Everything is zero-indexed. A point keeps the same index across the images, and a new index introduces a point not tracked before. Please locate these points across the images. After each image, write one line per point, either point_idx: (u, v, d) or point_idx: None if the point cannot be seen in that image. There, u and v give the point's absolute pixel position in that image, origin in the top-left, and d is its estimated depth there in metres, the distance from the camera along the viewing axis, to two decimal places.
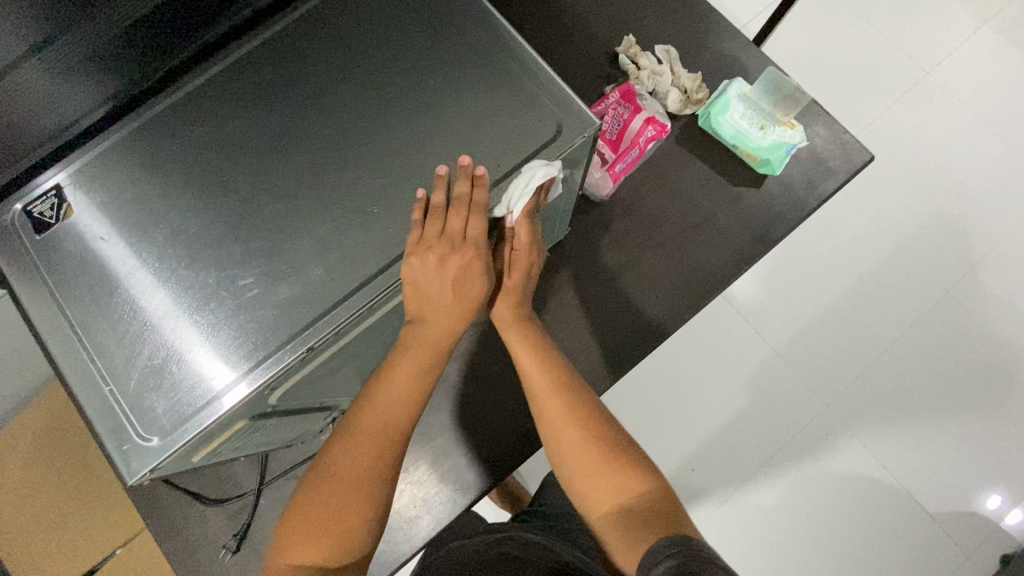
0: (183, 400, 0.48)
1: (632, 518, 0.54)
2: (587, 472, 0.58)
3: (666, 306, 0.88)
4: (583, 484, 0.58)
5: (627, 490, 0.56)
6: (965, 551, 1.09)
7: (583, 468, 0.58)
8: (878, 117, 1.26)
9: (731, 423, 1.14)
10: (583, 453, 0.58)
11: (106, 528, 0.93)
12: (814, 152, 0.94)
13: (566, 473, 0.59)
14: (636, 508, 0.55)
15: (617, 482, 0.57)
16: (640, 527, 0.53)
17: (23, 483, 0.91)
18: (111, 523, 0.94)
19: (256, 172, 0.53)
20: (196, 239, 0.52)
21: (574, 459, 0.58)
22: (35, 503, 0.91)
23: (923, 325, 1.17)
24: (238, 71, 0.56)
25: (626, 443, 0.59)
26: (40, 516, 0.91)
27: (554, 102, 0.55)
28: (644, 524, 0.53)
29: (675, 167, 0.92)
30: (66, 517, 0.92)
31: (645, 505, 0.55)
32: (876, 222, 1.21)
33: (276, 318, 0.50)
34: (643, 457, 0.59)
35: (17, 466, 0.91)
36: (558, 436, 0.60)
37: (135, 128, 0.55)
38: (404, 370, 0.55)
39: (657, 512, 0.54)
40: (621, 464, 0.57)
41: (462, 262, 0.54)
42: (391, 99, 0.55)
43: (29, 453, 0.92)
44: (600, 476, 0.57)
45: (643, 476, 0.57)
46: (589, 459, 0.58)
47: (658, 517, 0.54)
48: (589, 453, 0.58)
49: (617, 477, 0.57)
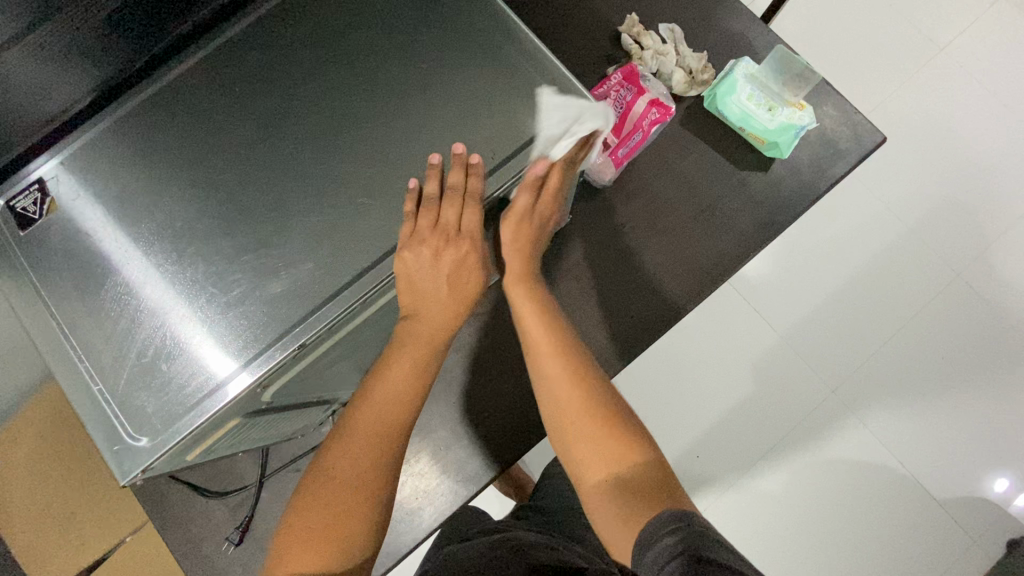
0: (175, 400, 0.47)
1: (628, 490, 0.53)
2: (586, 441, 0.57)
3: (670, 296, 0.86)
4: (579, 454, 0.57)
5: (624, 463, 0.55)
6: (971, 535, 1.07)
7: (582, 437, 0.57)
8: (890, 95, 1.22)
9: (737, 410, 1.13)
10: (582, 422, 0.57)
11: (107, 526, 0.93)
12: (824, 135, 0.91)
13: (564, 441, 0.59)
14: (633, 480, 0.54)
15: (616, 454, 0.56)
16: (636, 498, 0.52)
17: (26, 479, 0.91)
18: (111, 521, 0.94)
19: (242, 163, 0.51)
20: (183, 233, 0.50)
21: (573, 428, 0.58)
22: (40, 500, 0.92)
23: (933, 309, 1.15)
24: (222, 57, 0.54)
25: (627, 417, 0.58)
26: (44, 512, 0.92)
27: (550, 87, 0.53)
28: (641, 496, 0.52)
29: (679, 152, 0.90)
30: (69, 514, 0.92)
31: (643, 479, 0.54)
32: (886, 204, 1.18)
33: (267, 314, 0.48)
34: (644, 430, 0.58)
35: (19, 464, 0.91)
36: (557, 404, 0.59)
37: (118, 119, 0.53)
38: (400, 368, 0.54)
39: (654, 486, 0.53)
40: (620, 435, 0.57)
41: (456, 255, 0.53)
42: (381, 86, 0.53)
43: (30, 449, 0.91)
44: (597, 446, 0.56)
45: (643, 448, 0.56)
46: (589, 428, 0.57)
47: (655, 489, 0.53)
48: (588, 422, 0.57)
49: (615, 448, 0.56)
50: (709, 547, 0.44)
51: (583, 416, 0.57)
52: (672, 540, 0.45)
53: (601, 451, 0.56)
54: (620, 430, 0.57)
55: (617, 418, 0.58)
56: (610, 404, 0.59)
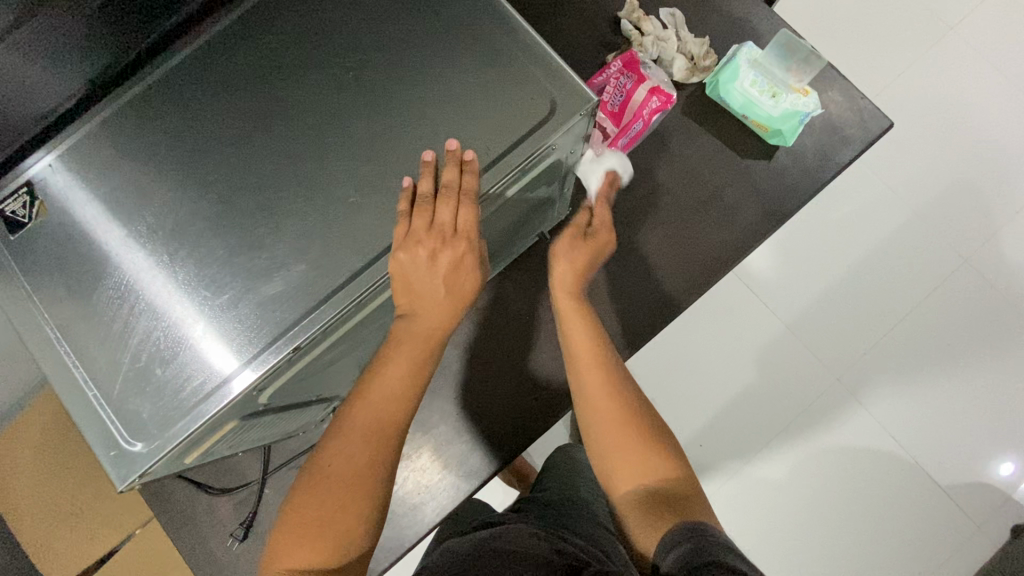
0: (170, 405, 0.47)
1: (657, 500, 0.54)
2: (622, 449, 0.57)
3: (673, 288, 0.85)
4: (614, 461, 0.57)
5: (655, 472, 0.55)
6: (976, 522, 1.07)
7: (616, 444, 0.57)
8: (898, 77, 1.19)
9: (740, 399, 1.12)
10: (618, 429, 0.57)
11: (111, 524, 0.94)
12: (829, 120, 0.88)
13: (597, 447, 0.58)
14: (664, 491, 0.54)
15: (651, 465, 0.56)
16: (666, 509, 0.52)
17: (31, 478, 0.92)
18: (115, 520, 0.94)
19: (231, 163, 0.50)
20: (174, 235, 0.50)
21: (607, 435, 0.57)
22: (44, 499, 0.92)
23: (940, 294, 1.13)
24: (208, 54, 0.52)
25: (659, 425, 0.59)
26: (49, 511, 0.92)
27: (547, 79, 0.51)
28: (676, 507, 0.52)
29: (681, 140, 0.88)
30: (72, 513, 0.93)
31: (675, 492, 0.54)
32: (893, 189, 1.16)
33: (261, 317, 0.48)
34: (675, 440, 0.58)
35: (25, 463, 0.92)
36: (594, 410, 0.59)
37: (104, 119, 0.52)
38: (395, 367, 0.53)
39: (681, 497, 0.54)
40: (653, 444, 0.57)
41: (453, 256, 0.51)
42: (372, 82, 0.51)
43: (34, 448, 0.92)
44: (631, 454, 0.56)
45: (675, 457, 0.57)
46: (625, 436, 0.57)
47: (686, 502, 0.53)
48: (623, 429, 0.57)
49: (647, 455, 0.56)
50: (721, 552, 0.44)
51: (620, 423, 0.57)
52: (685, 544, 0.46)
53: (634, 459, 0.56)
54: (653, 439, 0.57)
55: (651, 430, 0.58)
56: (646, 413, 0.59)
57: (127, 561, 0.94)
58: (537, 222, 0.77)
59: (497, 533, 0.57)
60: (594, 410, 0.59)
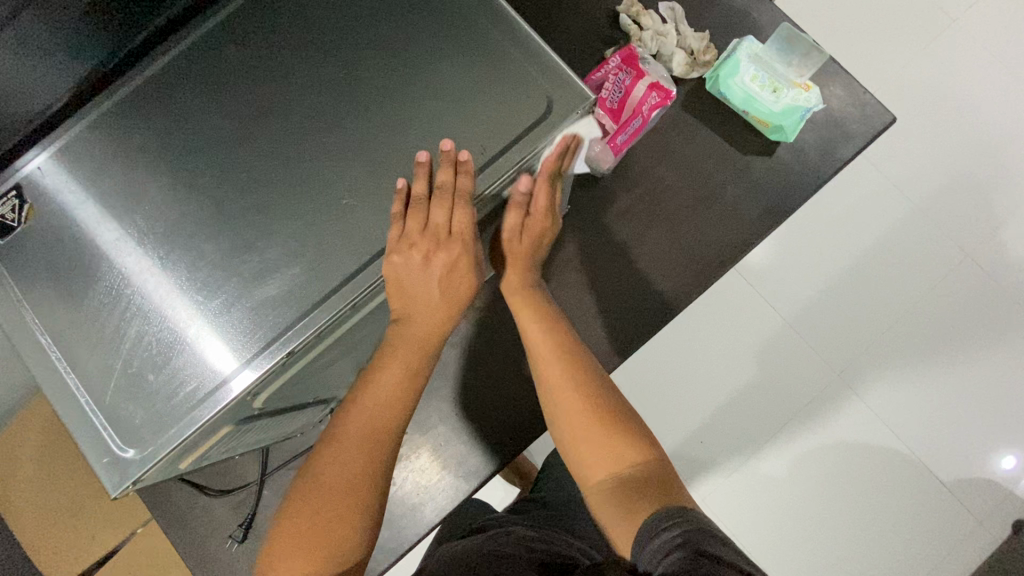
0: (163, 411, 0.46)
1: (629, 487, 0.53)
2: (588, 438, 0.57)
3: (672, 286, 0.84)
4: (583, 452, 0.57)
5: (624, 461, 0.55)
6: (978, 518, 1.07)
7: (583, 437, 0.57)
8: (901, 70, 1.18)
9: (741, 396, 1.12)
10: (583, 422, 0.58)
11: (111, 525, 0.94)
12: (831, 115, 0.87)
13: (568, 443, 0.59)
14: (635, 476, 0.54)
15: (619, 452, 0.56)
16: (636, 493, 0.52)
17: (29, 480, 0.92)
18: (113, 521, 0.94)
19: (223, 165, 0.50)
20: (165, 238, 0.49)
21: (575, 428, 0.58)
22: (43, 501, 0.92)
23: (943, 289, 1.12)
24: (198, 54, 0.52)
25: (627, 414, 0.59)
26: (48, 513, 0.92)
27: (543, 77, 0.51)
28: (646, 490, 0.52)
29: (681, 137, 0.87)
30: (71, 515, 0.92)
31: (646, 476, 0.54)
32: (895, 184, 1.15)
33: (255, 322, 0.47)
34: (644, 428, 0.58)
35: (23, 465, 0.92)
36: (562, 405, 0.59)
37: (94, 121, 0.51)
38: (391, 371, 0.53)
39: (653, 482, 0.53)
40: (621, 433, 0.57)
41: (448, 258, 0.52)
42: (365, 81, 0.50)
43: (32, 450, 0.92)
44: (599, 446, 0.57)
45: (643, 444, 0.56)
46: (589, 425, 0.57)
47: (657, 486, 0.53)
48: (589, 420, 0.58)
49: (616, 444, 0.56)
50: (708, 541, 0.43)
51: (586, 415, 0.58)
52: (671, 535, 0.45)
53: (603, 450, 0.56)
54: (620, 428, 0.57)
55: (617, 417, 0.58)
56: (612, 403, 0.59)
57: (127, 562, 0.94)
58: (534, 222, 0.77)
59: (495, 535, 0.56)
60: (562, 406, 0.59)
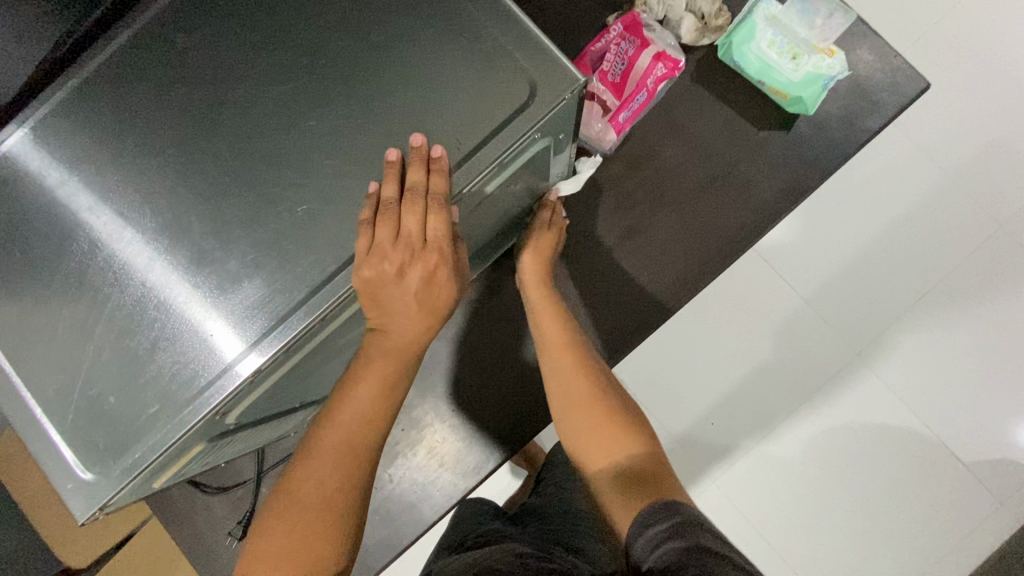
0: (126, 433, 0.44)
1: (626, 476, 0.51)
2: (590, 426, 0.56)
3: (679, 274, 0.79)
4: (583, 440, 0.56)
5: (623, 449, 0.54)
6: (1000, 500, 1.00)
7: (584, 423, 0.56)
8: (940, 19, 1.05)
9: (754, 377, 1.04)
10: (587, 408, 0.57)
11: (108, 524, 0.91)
12: (857, 83, 0.80)
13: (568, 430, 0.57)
14: (633, 468, 0.51)
15: (617, 442, 0.54)
16: (632, 486, 0.49)
17: (25, 479, 0.90)
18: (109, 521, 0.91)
19: (178, 166, 0.45)
20: (119, 249, 0.45)
21: (576, 416, 0.57)
22: (40, 499, 0.91)
23: (974, 260, 1.03)
24: (144, 39, 0.46)
25: (628, 405, 0.58)
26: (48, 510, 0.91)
27: (525, 57, 0.45)
28: (642, 481, 0.49)
29: (690, 112, 0.81)
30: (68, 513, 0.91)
31: (644, 466, 0.51)
32: (926, 147, 1.05)
33: (220, 341, 0.44)
34: (645, 420, 0.57)
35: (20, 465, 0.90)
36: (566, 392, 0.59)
37: (42, 117, 0.46)
38: (369, 385, 0.48)
39: (651, 472, 0.51)
40: (619, 420, 0.56)
41: (424, 269, 0.46)
42: (330, 68, 0.45)
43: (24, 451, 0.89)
44: (600, 434, 0.55)
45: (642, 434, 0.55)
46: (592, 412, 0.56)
47: (654, 477, 0.50)
48: (591, 404, 0.57)
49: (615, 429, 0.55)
50: (702, 534, 0.40)
51: (588, 399, 0.58)
52: (662, 527, 0.42)
53: (602, 437, 0.55)
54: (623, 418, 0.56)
55: (617, 408, 0.57)
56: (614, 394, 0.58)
57: (121, 562, 0.91)
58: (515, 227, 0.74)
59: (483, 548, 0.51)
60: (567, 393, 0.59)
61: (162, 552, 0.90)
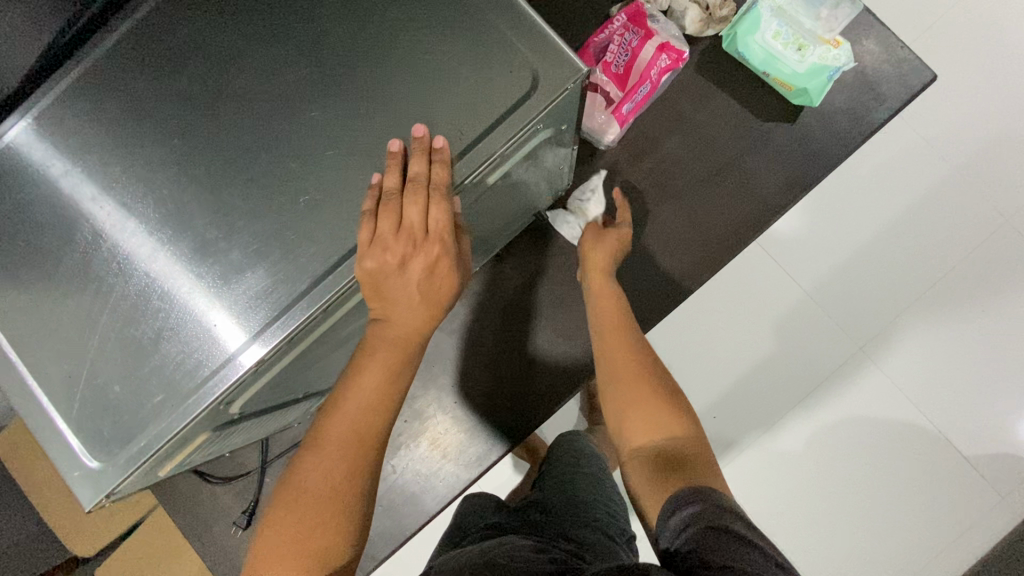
0: (132, 421, 0.44)
1: (665, 460, 0.50)
2: (633, 401, 0.55)
3: (682, 267, 0.79)
4: (623, 415, 0.55)
5: (664, 429, 0.52)
6: (1000, 493, 1.00)
7: (630, 398, 0.55)
8: (946, 10, 1.04)
9: (755, 371, 1.04)
10: (635, 385, 0.55)
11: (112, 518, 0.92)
12: (862, 74, 0.80)
13: (610, 402, 0.57)
14: (671, 450, 0.51)
15: (659, 421, 0.53)
16: (668, 468, 0.49)
17: (29, 471, 0.91)
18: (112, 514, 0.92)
19: (180, 158, 0.45)
20: (122, 240, 0.46)
21: (620, 390, 0.56)
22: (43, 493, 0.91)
23: (978, 255, 1.02)
24: (145, 30, 0.46)
25: (675, 388, 0.56)
26: (52, 504, 0.92)
27: (527, 47, 0.45)
28: (679, 466, 0.49)
29: (694, 104, 0.80)
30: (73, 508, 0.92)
31: (682, 450, 0.50)
32: (930, 140, 1.04)
33: (224, 331, 0.44)
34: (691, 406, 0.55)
35: (25, 456, 0.91)
36: (615, 368, 0.58)
37: (45, 108, 0.46)
38: (373, 375, 0.48)
39: (688, 458, 0.49)
40: (666, 401, 0.54)
41: (426, 261, 0.46)
42: (332, 59, 0.45)
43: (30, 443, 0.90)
44: (642, 410, 0.54)
45: (689, 419, 0.53)
46: (637, 389, 0.55)
47: (691, 462, 0.49)
48: (638, 381, 0.56)
49: (658, 410, 0.53)
50: (727, 518, 0.41)
51: (636, 378, 0.56)
52: (689, 512, 0.42)
53: (645, 414, 0.54)
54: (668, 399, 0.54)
55: (664, 389, 0.55)
56: (662, 375, 0.56)
57: (126, 555, 0.92)
58: (517, 221, 0.73)
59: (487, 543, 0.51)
60: (615, 371, 0.58)
61: (165, 545, 0.91)
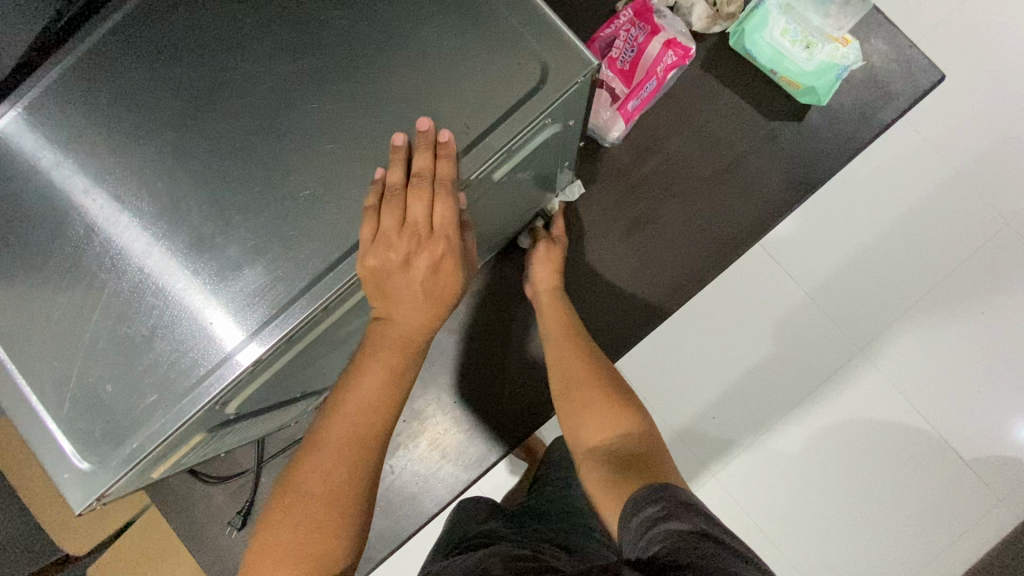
0: (124, 422, 0.43)
1: (618, 457, 0.50)
2: (585, 406, 0.56)
3: (687, 266, 0.78)
4: (578, 420, 0.56)
5: (617, 429, 0.53)
6: (998, 497, 0.99)
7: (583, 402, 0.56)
8: (952, 11, 1.03)
9: (754, 373, 1.03)
10: (587, 389, 0.57)
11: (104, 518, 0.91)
12: (870, 74, 0.79)
13: (566, 410, 0.58)
14: (625, 448, 0.51)
15: (612, 421, 0.54)
16: (623, 467, 0.48)
17: (19, 469, 0.89)
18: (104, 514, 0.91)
19: (175, 149, 0.44)
20: (114, 235, 0.44)
21: (574, 397, 0.57)
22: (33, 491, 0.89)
23: (979, 257, 1.02)
24: (141, 17, 0.44)
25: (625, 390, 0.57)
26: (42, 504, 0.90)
27: (536, 39, 0.43)
28: (633, 461, 0.48)
29: (700, 102, 0.79)
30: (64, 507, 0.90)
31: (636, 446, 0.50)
32: (934, 142, 1.03)
33: (220, 329, 0.43)
34: (642, 407, 0.56)
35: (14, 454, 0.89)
36: (567, 378, 0.59)
37: (35, 97, 0.45)
38: (375, 375, 0.47)
39: (642, 455, 0.49)
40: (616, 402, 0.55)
41: (430, 259, 0.44)
42: (334, 50, 0.44)
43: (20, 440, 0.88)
44: (596, 412, 0.55)
45: (640, 417, 0.54)
46: (590, 393, 0.57)
47: (644, 458, 0.49)
48: (590, 386, 0.57)
49: (610, 412, 0.54)
50: (703, 520, 0.39)
51: (588, 383, 0.58)
52: (659, 509, 0.41)
53: (601, 418, 0.54)
54: (618, 399, 0.56)
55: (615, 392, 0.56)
56: (612, 380, 0.58)
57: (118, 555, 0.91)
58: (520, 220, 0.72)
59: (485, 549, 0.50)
60: (567, 382, 0.59)
61: (158, 546, 0.90)
